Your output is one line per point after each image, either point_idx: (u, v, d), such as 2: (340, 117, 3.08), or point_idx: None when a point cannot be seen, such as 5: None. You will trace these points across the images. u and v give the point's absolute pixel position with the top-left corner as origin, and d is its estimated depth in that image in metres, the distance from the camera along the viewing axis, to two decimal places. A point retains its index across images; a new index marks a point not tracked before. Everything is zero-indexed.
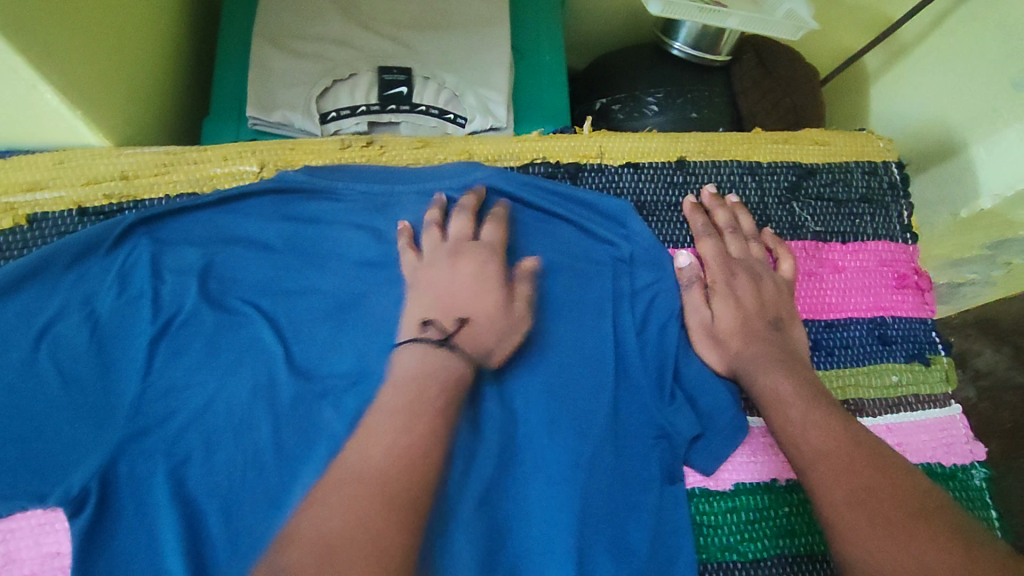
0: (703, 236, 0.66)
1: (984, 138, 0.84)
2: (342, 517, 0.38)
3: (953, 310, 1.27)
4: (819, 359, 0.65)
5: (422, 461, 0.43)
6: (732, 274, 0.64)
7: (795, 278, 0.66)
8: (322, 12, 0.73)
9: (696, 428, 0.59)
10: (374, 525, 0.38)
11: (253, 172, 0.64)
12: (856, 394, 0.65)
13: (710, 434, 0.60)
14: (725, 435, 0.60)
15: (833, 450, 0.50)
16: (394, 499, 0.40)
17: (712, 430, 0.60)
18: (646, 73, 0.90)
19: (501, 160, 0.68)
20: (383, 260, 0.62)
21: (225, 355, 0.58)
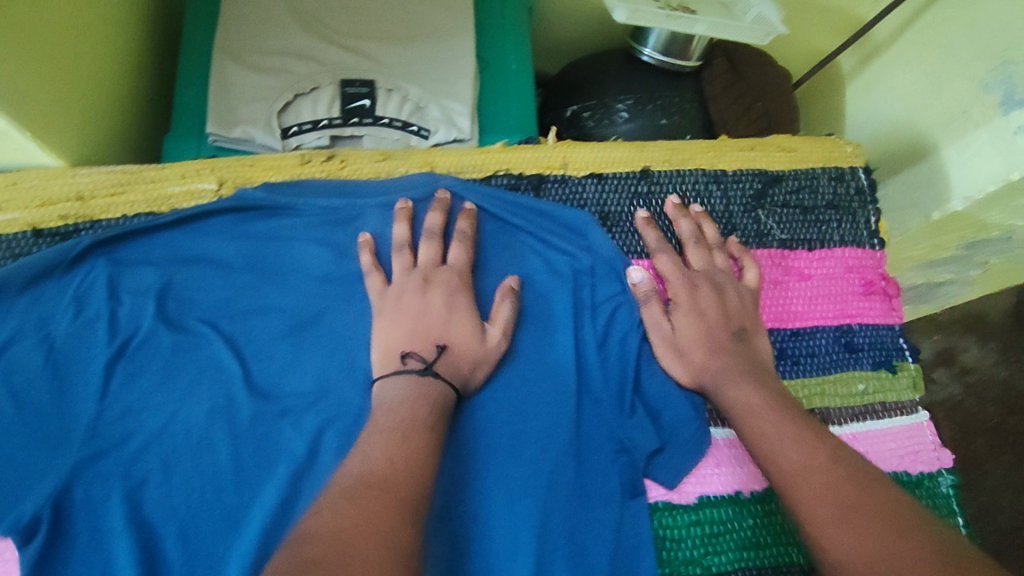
0: (659, 251, 0.65)
1: (955, 140, 0.83)
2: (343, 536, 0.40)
3: (932, 308, 1.28)
4: (784, 368, 0.65)
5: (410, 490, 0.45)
6: (694, 285, 0.63)
7: (760, 288, 0.66)
8: (284, 26, 0.73)
9: (656, 441, 0.59)
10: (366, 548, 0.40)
11: (212, 190, 0.63)
12: (822, 402, 0.65)
13: (672, 448, 0.60)
14: (685, 448, 0.60)
15: (793, 462, 0.50)
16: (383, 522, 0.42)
17: (675, 443, 0.60)
18: (616, 80, 0.89)
19: (463, 172, 0.67)
20: (343, 277, 0.62)
21: (183, 376, 0.57)
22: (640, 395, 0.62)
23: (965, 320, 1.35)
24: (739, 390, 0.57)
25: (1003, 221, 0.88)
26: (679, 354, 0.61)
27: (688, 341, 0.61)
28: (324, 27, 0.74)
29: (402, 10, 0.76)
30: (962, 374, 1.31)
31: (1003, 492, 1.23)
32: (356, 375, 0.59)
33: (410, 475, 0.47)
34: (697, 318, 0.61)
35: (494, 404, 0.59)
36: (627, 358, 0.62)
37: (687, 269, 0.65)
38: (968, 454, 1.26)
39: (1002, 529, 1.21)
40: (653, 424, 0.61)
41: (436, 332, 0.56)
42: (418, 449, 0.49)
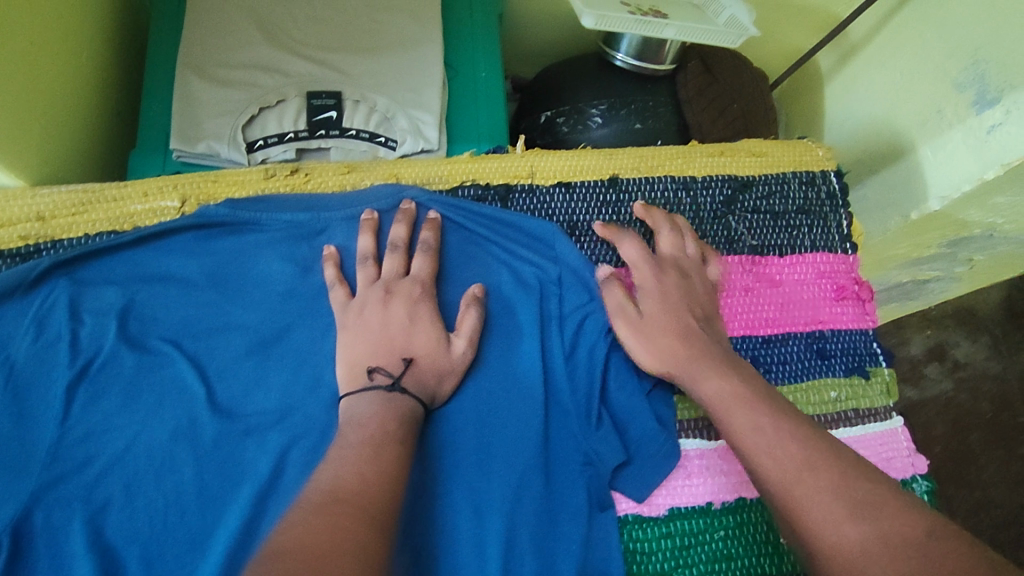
0: (624, 240, 0.64)
1: (931, 139, 0.82)
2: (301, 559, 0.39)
3: (920, 305, 1.28)
4: (773, 375, 0.65)
5: (371, 506, 0.45)
6: (663, 272, 0.62)
7: (718, 299, 0.66)
8: (248, 38, 0.72)
9: (620, 455, 0.59)
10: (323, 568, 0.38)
11: (175, 208, 0.63)
12: (805, 411, 0.64)
13: (639, 461, 0.60)
14: (652, 459, 0.60)
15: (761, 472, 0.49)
16: (343, 542, 0.41)
17: (641, 457, 0.59)
18: (589, 85, 0.89)
19: (430, 184, 0.67)
20: (308, 293, 0.61)
21: (145, 397, 0.56)
22: (607, 406, 0.62)
23: (957, 315, 1.34)
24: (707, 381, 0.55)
25: (983, 220, 0.87)
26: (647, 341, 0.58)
27: (657, 327, 0.59)
28: (289, 39, 0.74)
29: (368, 20, 0.76)
30: (954, 369, 1.30)
31: (998, 487, 1.23)
32: (321, 392, 0.58)
33: (373, 491, 0.46)
34: (667, 299, 0.61)
35: (460, 419, 0.59)
36: (598, 368, 0.62)
37: (654, 255, 0.64)
38: (963, 450, 1.25)
39: (993, 524, 1.20)
40: (620, 436, 0.60)
41: (400, 346, 0.56)
42: (381, 464, 0.48)
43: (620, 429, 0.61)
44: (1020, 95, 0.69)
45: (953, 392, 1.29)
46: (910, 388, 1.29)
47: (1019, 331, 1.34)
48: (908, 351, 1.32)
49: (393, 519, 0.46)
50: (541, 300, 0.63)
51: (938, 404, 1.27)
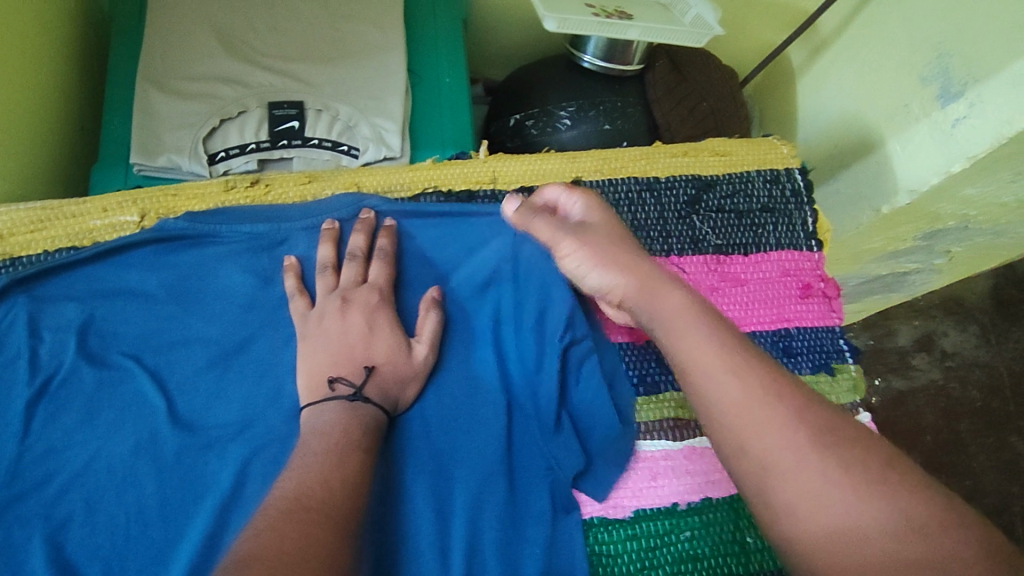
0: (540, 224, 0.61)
1: (899, 133, 0.81)
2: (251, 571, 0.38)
3: (904, 296, 1.27)
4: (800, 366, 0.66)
5: (327, 514, 0.44)
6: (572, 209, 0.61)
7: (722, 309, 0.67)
8: (208, 50, 0.72)
9: (579, 462, 0.59)
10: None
11: (134, 223, 0.63)
12: (838, 402, 0.66)
13: (597, 467, 0.60)
14: (611, 461, 0.60)
15: None
16: (296, 555, 0.40)
17: (599, 463, 0.60)
18: (557, 86, 0.89)
19: (392, 191, 0.66)
20: (269, 304, 0.61)
21: (107, 412, 0.56)
22: (569, 408, 0.62)
23: (944, 306, 1.35)
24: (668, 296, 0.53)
25: (957, 212, 0.87)
26: (598, 251, 0.57)
27: (599, 238, 0.58)
28: (250, 51, 0.73)
29: (330, 29, 0.76)
30: (942, 359, 1.30)
31: (990, 475, 1.23)
32: (283, 403, 0.58)
33: (329, 500, 0.46)
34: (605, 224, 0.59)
35: (423, 427, 0.59)
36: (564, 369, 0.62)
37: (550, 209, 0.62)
38: (954, 439, 1.25)
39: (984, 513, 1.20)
40: (581, 440, 0.61)
41: (360, 353, 0.55)
42: (338, 472, 0.48)
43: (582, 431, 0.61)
44: (983, 88, 0.69)
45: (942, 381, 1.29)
46: (898, 378, 1.29)
47: (1006, 321, 1.34)
48: (895, 343, 1.31)
49: (355, 527, 0.46)
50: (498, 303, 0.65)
51: (927, 393, 1.27)
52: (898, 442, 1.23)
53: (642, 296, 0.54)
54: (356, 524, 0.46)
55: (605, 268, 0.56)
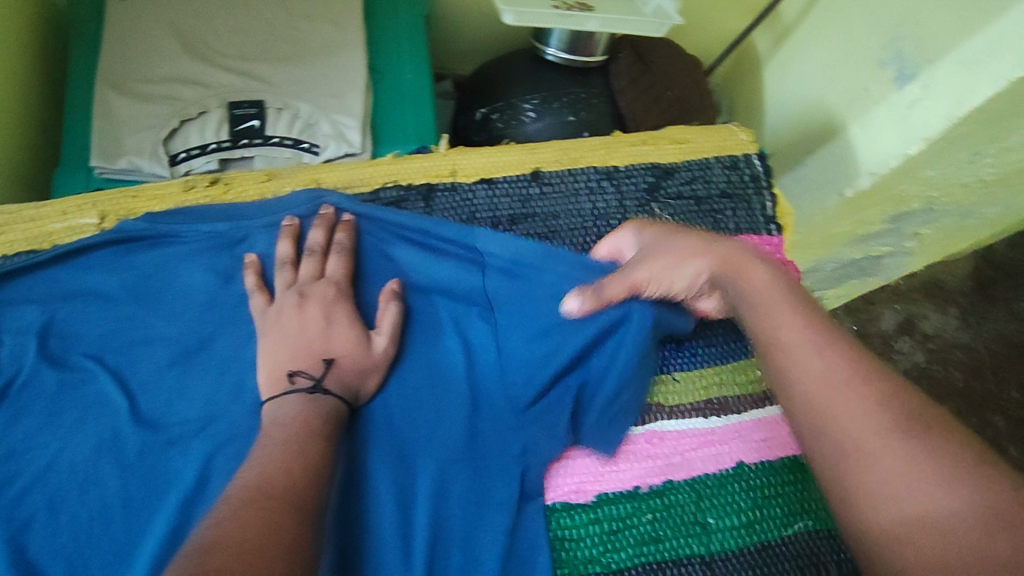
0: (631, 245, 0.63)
1: (859, 117, 0.81)
2: (204, 559, 0.39)
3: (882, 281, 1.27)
4: None
5: (284, 502, 0.45)
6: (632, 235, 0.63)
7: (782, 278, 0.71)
8: (165, 51, 0.72)
9: (568, 438, 0.61)
10: (225, 566, 0.38)
11: (94, 225, 0.63)
12: None
13: (586, 440, 0.62)
14: (604, 432, 0.62)
15: None
16: (251, 542, 0.41)
17: (586, 436, 0.62)
18: (522, 80, 0.89)
19: (352, 187, 0.67)
20: (229, 302, 0.61)
21: (68, 413, 0.57)
22: (563, 381, 0.62)
23: (924, 289, 1.36)
24: (753, 270, 0.53)
25: (922, 193, 0.86)
26: (673, 251, 0.56)
27: (673, 240, 0.57)
28: (208, 51, 0.73)
29: (290, 28, 0.76)
30: (924, 341, 1.31)
31: None
32: (246, 399, 0.58)
33: (287, 488, 0.46)
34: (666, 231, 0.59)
35: (385, 418, 0.59)
36: (557, 348, 0.61)
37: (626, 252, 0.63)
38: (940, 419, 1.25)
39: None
40: (575, 417, 0.62)
41: (319, 346, 0.56)
42: (296, 462, 0.48)
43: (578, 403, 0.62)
44: (936, 69, 0.69)
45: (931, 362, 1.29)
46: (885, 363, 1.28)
47: (986, 303, 1.35)
48: (879, 327, 1.32)
49: (315, 514, 0.46)
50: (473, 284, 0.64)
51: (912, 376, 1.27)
52: None
53: (727, 269, 0.54)
54: (315, 511, 0.46)
55: (684, 265, 0.56)
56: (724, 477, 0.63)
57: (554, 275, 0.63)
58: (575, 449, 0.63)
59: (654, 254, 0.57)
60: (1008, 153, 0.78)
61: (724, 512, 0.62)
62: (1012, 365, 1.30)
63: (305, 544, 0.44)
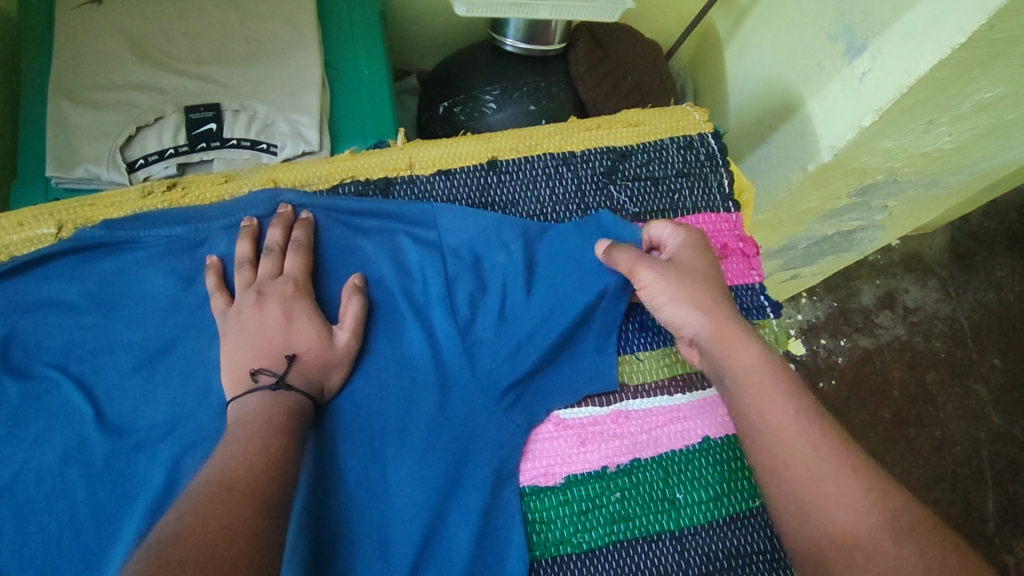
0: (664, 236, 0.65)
1: (816, 92, 0.82)
2: (166, 553, 0.39)
3: (857, 255, 1.24)
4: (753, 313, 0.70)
5: (246, 495, 0.45)
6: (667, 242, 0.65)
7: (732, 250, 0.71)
8: (117, 58, 0.72)
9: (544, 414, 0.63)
10: (187, 560, 0.39)
11: (52, 235, 0.63)
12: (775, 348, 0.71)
13: (563, 412, 0.64)
14: (581, 403, 0.65)
15: None
16: (212, 534, 0.41)
17: (563, 410, 0.64)
18: (482, 72, 0.89)
19: (309, 185, 0.68)
20: (191, 305, 0.62)
21: (35, 423, 0.57)
22: (536, 366, 0.63)
23: (904, 263, 1.35)
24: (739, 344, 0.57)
25: (882, 165, 0.84)
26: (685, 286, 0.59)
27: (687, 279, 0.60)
28: (163, 56, 0.73)
29: (244, 29, 0.76)
30: (905, 314, 1.31)
31: (957, 424, 1.25)
32: (211, 401, 0.59)
33: (250, 482, 0.46)
34: (694, 264, 0.61)
35: (353, 410, 0.59)
36: (518, 316, 0.64)
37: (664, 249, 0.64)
38: (923, 392, 1.26)
39: (953, 462, 1.22)
40: (550, 395, 0.63)
41: (280, 343, 0.56)
42: (258, 457, 0.49)
43: (546, 372, 0.63)
44: (882, 41, 0.70)
45: (911, 336, 1.30)
46: (864, 337, 1.29)
47: (964, 273, 1.36)
48: (859, 302, 1.31)
49: (282, 506, 0.47)
50: (435, 272, 0.65)
51: (893, 350, 1.29)
52: (865, 402, 1.25)
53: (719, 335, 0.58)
54: (282, 502, 0.47)
55: (685, 306, 0.59)
56: (691, 452, 0.64)
57: (518, 254, 0.66)
58: (538, 433, 0.63)
59: (670, 278, 0.60)
60: (961, 121, 0.77)
61: (692, 487, 0.62)
62: (993, 335, 1.31)
63: (271, 533, 0.44)
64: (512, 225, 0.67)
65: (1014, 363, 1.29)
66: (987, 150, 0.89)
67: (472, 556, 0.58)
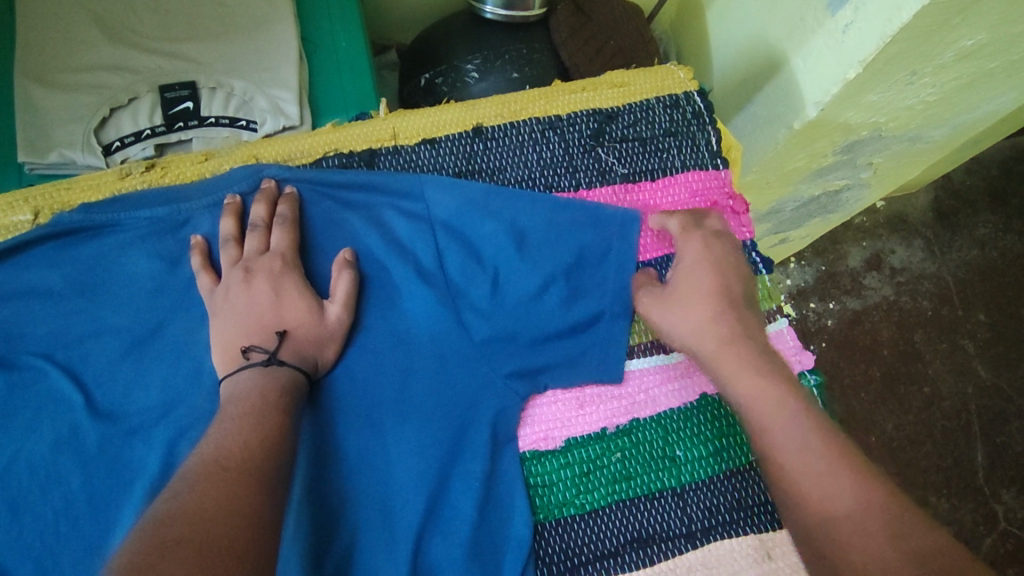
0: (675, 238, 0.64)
1: (799, 48, 0.81)
2: (163, 534, 0.39)
3: (846, 216, 1.24)
4: None
5: (243, 472, 0.45)
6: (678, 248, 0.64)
7: (721, 199, 0.71)
8: (86, 37, 0.69)
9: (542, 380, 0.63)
10: (187, 541, 0.39)
11: (29, 221, 0.62)
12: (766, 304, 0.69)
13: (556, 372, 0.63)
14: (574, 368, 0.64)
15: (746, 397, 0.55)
16: (210, 513, 0.41)
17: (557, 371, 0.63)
18: (463, 41, 0.88)
19: (292, 159, 0.66)
20: (177, 286, 0.60)
21: (23, 414, 0.56)
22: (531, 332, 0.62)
23: (890, 223, 1.36)
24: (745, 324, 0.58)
25: (867, 120, 0.84)
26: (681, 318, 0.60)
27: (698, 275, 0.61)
28: (133, 35, 0.71)
29: (216, 4, 0.74)
30: (892, 275, 1.32)
31: (946, 379, 1.26)
32: (203, 382, 0.58)
33: (246, 458, 0.46)
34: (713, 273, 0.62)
35: (349, 384, 0.59)
36: (510, 283, 0.64)
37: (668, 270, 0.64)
38: (911, 349, 1.28)
39: (943, 417, 1.24)
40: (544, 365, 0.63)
41: (270, 321, 0.56)
42: (253, 433, 0.48)
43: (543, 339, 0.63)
44: None
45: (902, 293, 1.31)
46: (853, 299, 1.30)
47: (949, 231, 1.37)
48: (847, 264, 1.32)
49: (280, 480, 0.47)
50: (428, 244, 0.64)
51: (882, 309, 1.30)
52: (856, 361, 1.26)
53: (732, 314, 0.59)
54: (280, 478, 0.47)
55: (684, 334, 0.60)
56: (689, 410, 0.64)
57: (507, 220, 0.65)
58: (537, 400, 0.63)
59: (681, 308, 0.61)
60: (944, 71, 0.76)
61: (692, 443, 0.63)
62: (980, 290, 1.33)
63: (271, 510, 0.44)
64: (501, 191, 0.66)
65: (1000, 317, 1.31)
66: (968, 102, 0.89)
67: (475, 522, 0.58)
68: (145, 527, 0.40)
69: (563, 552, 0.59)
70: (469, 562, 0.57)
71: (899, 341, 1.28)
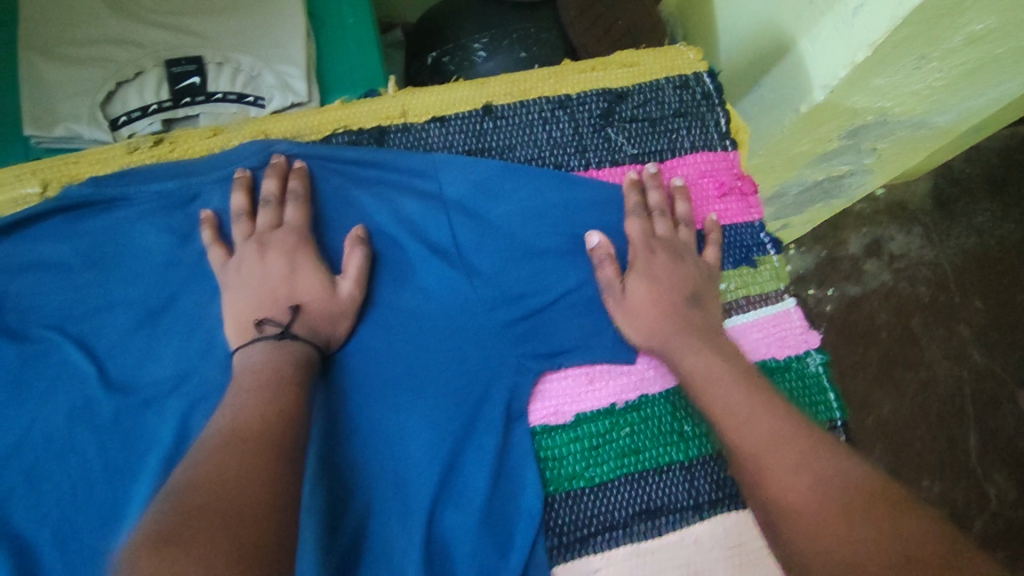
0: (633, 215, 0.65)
1: (807, 32, 0.81)
2: (185, 503, 0.40)
3: (847, 202, 1.24)
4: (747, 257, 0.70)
5: (261, 442, 0.45)
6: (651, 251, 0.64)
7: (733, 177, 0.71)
8: (92, 11, 0.69)
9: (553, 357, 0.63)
10: (209, 508, 0.39)
11: (37, 194, 0.61)
12: (773, 284, 0.70)
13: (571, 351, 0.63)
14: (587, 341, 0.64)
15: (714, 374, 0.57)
16: (232, 481, 0.41)
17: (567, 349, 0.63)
18: (471, 19, 0.87)
19: (301, 136, 0.66)
20: (188, 260, 0.60)
21: (35, 386, 0.57)
22: (541, 312, 0.64)
23: (889, 211, 1.36)
24: None
25: (872, 105, 0.84)
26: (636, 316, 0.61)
27: None
28: (138, 8, 0.70)
29: None
30: (891, 261, 1.33)
31: (942, 364, 1.28)
32: (215, 355, 0.58)
33: (263, 429, 0.46)
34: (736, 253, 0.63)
35: (361, 359, 0.60)
36: (523, 259, 0.65)
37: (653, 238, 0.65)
38: (909, 335, 1.29)
39: (938, 401, 1.25)
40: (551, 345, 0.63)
41: (283, 294, 0.56)
42: (269, 404, 0.48)
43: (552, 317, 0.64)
44: None
45: (900, 279, 1.32)
46: (852, 284, 1.31)
47: (947, 218, 1.37)
48: (847, 250, 1.33)
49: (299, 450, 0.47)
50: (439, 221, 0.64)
51: (881, 295, 1.31)
52: (855, 345, 1.27)
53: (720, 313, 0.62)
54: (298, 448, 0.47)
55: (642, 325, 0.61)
56: None
57: (518, 198, 0.66)
58: (547, 377, 0.63)
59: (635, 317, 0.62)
60: (952, 55, 0.76)
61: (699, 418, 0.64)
62: (977, 278, 1.34)
63: (289, 478, 0.45)
64: (512, 169, 0.66)
65: (995, 304, 1.32)
66: (974, 87, 0.88)
67: (487, 495, 0.58)
68: (169, 492, 0.41)
69: (574, 523, 0.60)
70: (481, 533, 0.58)
71: (897, 326, 1.29)
